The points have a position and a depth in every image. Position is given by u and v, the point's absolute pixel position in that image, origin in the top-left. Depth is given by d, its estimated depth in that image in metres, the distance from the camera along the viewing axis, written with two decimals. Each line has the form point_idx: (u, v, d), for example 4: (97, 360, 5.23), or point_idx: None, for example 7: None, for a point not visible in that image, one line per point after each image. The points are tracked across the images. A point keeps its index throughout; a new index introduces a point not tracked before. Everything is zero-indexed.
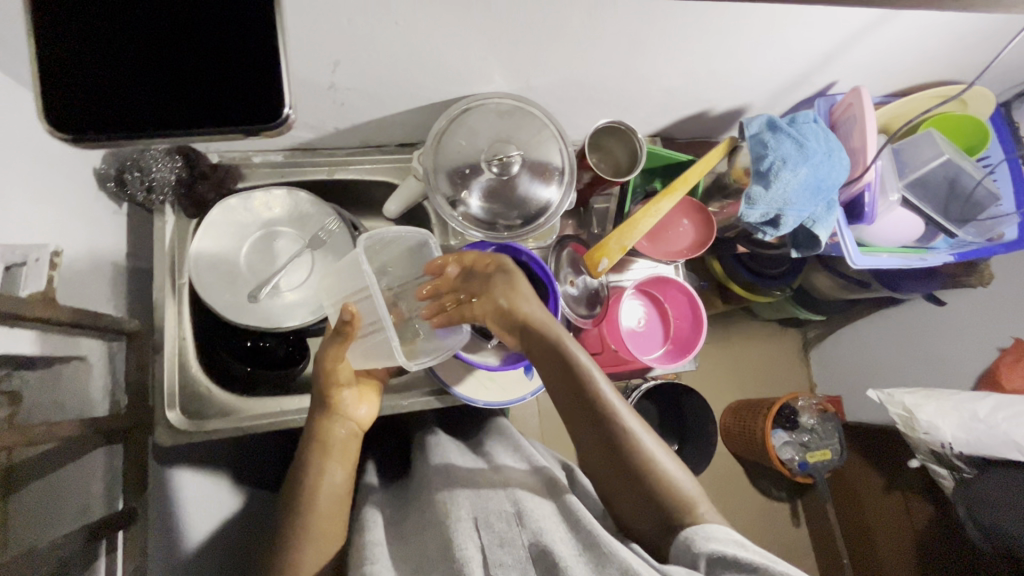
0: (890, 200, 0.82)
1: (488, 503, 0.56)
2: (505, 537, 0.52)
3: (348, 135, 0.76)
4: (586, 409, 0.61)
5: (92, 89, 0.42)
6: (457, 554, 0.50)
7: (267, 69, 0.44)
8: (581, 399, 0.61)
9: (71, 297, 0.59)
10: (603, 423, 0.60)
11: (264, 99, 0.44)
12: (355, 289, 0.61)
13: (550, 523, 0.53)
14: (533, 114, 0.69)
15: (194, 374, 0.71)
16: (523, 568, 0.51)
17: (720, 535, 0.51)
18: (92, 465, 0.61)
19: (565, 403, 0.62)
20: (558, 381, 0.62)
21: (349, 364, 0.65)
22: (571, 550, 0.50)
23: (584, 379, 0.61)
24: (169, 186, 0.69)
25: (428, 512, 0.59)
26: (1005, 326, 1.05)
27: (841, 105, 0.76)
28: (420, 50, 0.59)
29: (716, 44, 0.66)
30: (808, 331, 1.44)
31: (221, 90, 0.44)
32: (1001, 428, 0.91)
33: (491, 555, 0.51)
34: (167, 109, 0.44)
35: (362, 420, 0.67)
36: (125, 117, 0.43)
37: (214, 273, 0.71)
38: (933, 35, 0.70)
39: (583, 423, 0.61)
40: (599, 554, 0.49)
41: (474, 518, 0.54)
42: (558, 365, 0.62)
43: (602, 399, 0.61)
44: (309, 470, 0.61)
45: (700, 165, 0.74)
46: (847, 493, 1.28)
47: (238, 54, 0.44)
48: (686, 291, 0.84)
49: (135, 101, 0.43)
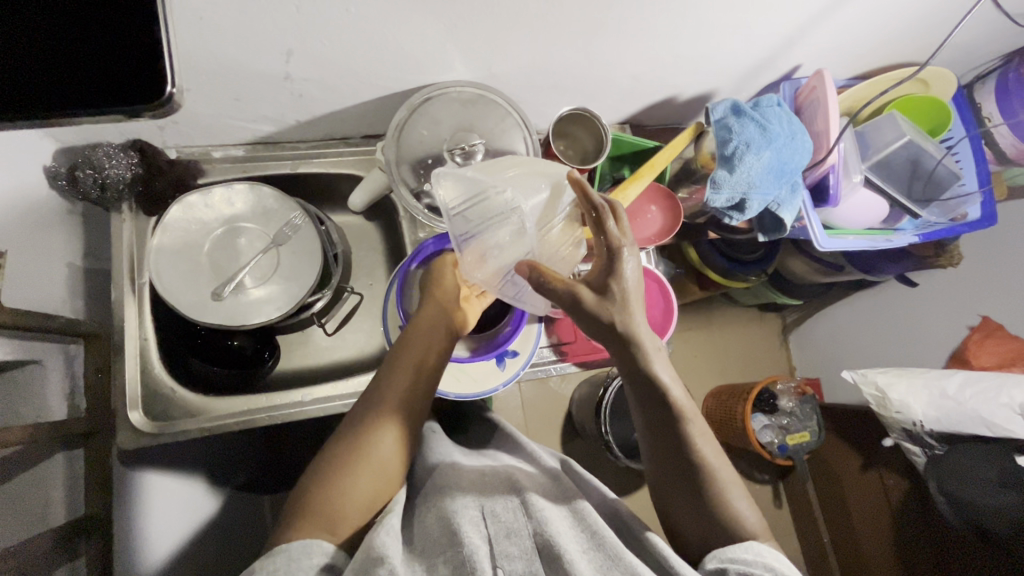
0: (853, 181, 0.81)
1: (494, 495, 0.58)
2: (511, 527, 0.53)
3: (311, 128, 0.74)
4: (664, 426, 0.58)
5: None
6: (463, 540, 0.50)
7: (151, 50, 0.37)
8: (664, 416, 0.57)
9: (18, 298, 0.58)
10: (682, 446, 0.58)
11: (143, 74, 0.38)
12: (478, 228, 0.62)
13: (558, 520, 0.54)
14: (495, 103, 0.70)
15: (157, 375, 0.69)
16: (528, 558, 0.51)
17: (748, 557, 0.53)
18: (51, 472, 0.59)
19: (643, 416, 0.59)
20: (642, 400, 0.58)
21: (450, 274, 0.69)
22: (577, 544, 0.52)
23: (671, 402, 0.56)
24: (124, 184, 0.67)
25: (424, 507, 0.60)
26: (975, 305, 1.07)
27: (805, 88, 0.76)
28: (376, 38, 0.58)
29: (677, 27, 0.65)
30: (787, 316, 1.45)
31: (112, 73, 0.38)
32: (969, 405, 0.94)
33: (498, 546, 0.52)
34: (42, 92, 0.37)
35: (456, 325, 0.66)
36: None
37: (176, 271, 0.69)
38: (891, 15, 0.71)
39: (656, 433, 0.59)
40: (606, 556, 0.51)
41: (481, 507, 0.56)
42: (644, 384, 0.57)
43: (683, 414, 0.57)
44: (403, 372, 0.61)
45: (666, 151, 0.74)
46: (826, 474, 1.30)
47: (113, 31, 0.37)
48: (659, 279, 0.85)
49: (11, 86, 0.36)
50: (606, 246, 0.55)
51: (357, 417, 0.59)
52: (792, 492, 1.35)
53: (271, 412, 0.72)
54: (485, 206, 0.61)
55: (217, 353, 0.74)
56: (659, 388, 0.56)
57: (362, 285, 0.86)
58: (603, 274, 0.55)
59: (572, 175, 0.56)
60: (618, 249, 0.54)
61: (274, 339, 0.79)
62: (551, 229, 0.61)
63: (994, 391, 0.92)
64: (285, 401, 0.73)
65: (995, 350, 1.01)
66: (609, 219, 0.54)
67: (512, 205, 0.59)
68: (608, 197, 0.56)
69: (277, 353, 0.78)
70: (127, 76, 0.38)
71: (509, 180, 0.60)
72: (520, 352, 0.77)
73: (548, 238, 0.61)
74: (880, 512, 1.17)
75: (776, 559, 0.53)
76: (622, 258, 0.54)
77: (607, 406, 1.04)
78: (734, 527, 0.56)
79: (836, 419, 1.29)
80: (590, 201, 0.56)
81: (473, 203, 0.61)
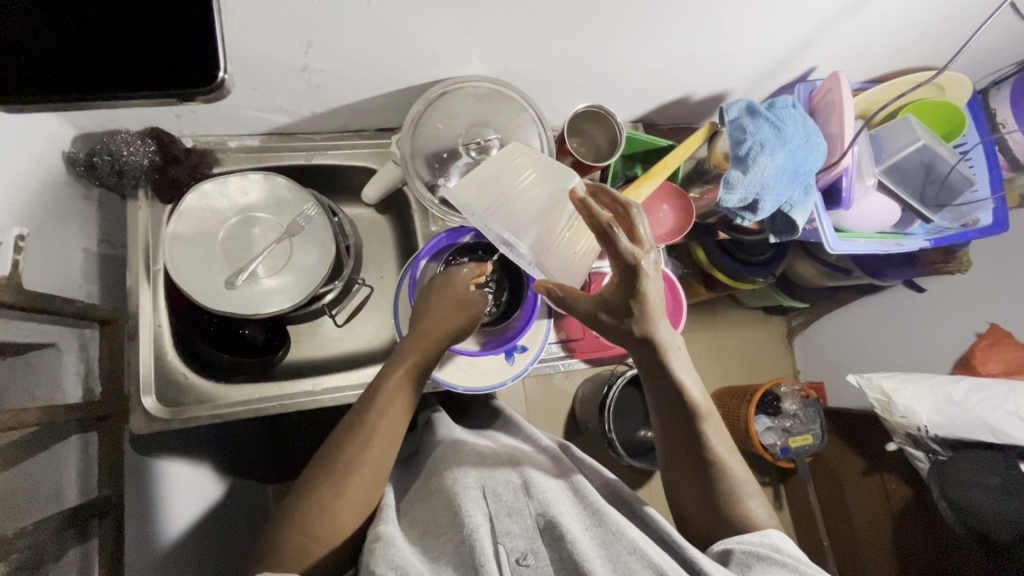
0: (866, 183, 0.82)
1: (495, 475, 0.60)
2: (513, 507, 0.56)
3: (326, 120, 0.75)
4: (679, 422, 0.60)
5: (77, 67, 0.41)
6: (466, 519, 0.52)
7: (201, 37, 0.42)
8: (677, 410, 0.59)
9: (36, 281, 0.59)
10: (697, 442, 0.59)
11: (197, 61, 0.42)
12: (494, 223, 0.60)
13: (557, 497, 0.57)
14: (511, 98, 0.71)
15: (171, 362, 0.71)
16: (529, 535, 0.53)
17: (754, 538, 0.54)
18: (67, 454, 0.60)
19: (662, 413, 0.61)
20: (661, 396, 0.60)
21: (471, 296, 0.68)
22: (578, 523, 0.54)
23: (687, 399, 0.59)
24: (141, 171, 0.68)
25: (432, 485, 0.61)
26: (982, 312, 1.07)
27: (820, 91, 0.76)
28: (394, 31, 0.58)
29: (694, 27, 0.65)
30: (792, 319, 1.46)
31: (171, 56, 0.42)
32: (975, 411, 0.94)
33: (499, 524, 0.54)
34: (108, 73, 0.42)
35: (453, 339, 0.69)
36: (56, 78, 0.41)
37: (190, 258, 0.69)
38: (912, 18, 0.71)
39: (671, 426, 0.60)
40: (607, 531, 0.53)
41: (482, 488, 0.58)
42: (662, 380, 0.59)
43: (699, 411, 0.59)
44: (393, 383, 0.61)
45: (680, 151, 0.74)
46: (827, 477, 1.30)
47: (178, 26, 0.42)
48: (669, 278, 0.86)
49: (98, 72, 0.41)
50: (618, 259, 0.54)
51: (352, 420, 0.59)
52: (793, 495, 1.35)
53: (282, 400, 0.73)
54: (500, 203, 0.61)
55: (226, 341, 0.74)
56: (672, 381, 0.59)
57: (373, 277, 0.87)
58: (625, 291, 0.56)
59: (572, 195, 0.54)
60: (637, 266, 0.54)
61: (286, 329, 0.79)
62: (555, 242, 0.63)
63: (1001, 398, 0.92)
64: (295, 390, 0.74)
65: (1004, 357, 1.01)
66: (620, 238, 0.53)
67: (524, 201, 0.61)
68: (624, 205, 0.55)
69: (286, 344, 0.78)
70: (183, 64, 0.42)
71: (527, 182, 0.63)
72: (529, 347, 0.78)
73: (557, 251, 0.64)
74: (880, 516, 1.17)
75: (784, 542, 0.54)
76: (643, 275, 0.54)
77: (610, 404, 1.01)
78: (740, 522, 0.56)
79: (839, 422, 1.29)
80: (596, 219, 0.53)
81: (489, 200, 0.61)
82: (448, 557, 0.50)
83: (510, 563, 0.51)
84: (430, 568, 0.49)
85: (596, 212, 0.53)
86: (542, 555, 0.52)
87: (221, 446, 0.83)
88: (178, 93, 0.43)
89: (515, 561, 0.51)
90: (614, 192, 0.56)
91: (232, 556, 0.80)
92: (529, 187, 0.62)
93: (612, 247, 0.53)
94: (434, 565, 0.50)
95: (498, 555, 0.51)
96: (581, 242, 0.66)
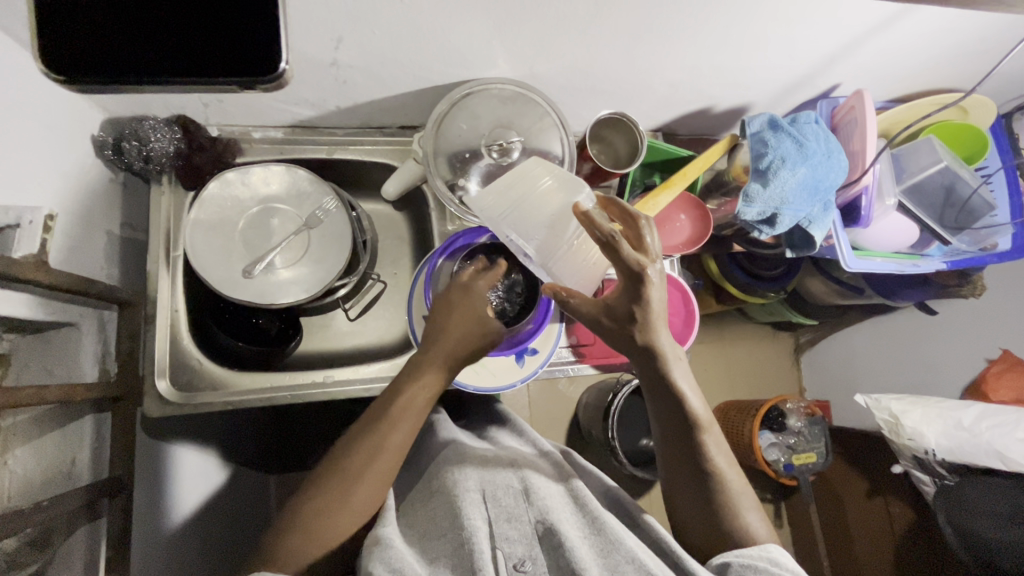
0: (886, 204, 0.82)
1: (495, 476, 0.60)
2: (512, 512, 0.56)
3: (350, 115, 0.75)
4: (682, 434, 0.59)
5: (134, 54, 0.45)
6: (464, 523, 0.53)
7: (262, 35, 0.46)
8: (677, 420, 0.59)
9: (65, 261, 0.60)
10: (698, 451, 0.59)
11: (259, 56, 0.47)
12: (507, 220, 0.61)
13: (557, 502, 0.57)
14: (535, 102, 0.71)
15: (185, 347, 0.71)
16: (528, 542, 0.54)
17: (753, 552, 0.54)
18: (81, 434, 0.60)
19: (666, 423, 0.60)
20: (663, 407, 0.60)
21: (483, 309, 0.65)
22: (578, 531, 0.54)
23: (690, 411, 0.59)
24: (167, 158, 0.68)
25: (431, 488, 0.61)
26: (994, 337, 1.06)
27: (843, 107, 0.76)
28: (423, 29, 0.58)
29: (721, 39, 0.66)
30: (801, 336, 1.45)
31: (225, 48, 0.46)
32: (984, 437, 0.93)
33: (498, 529, 0.54)
34: (165, 62, 0.46)
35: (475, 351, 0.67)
36: (114, 64, 0.45)
37: (209, 246, 0.70)
38: (940, 39, 0.70)
39: (672, 437, 0.60)
40: (607, 540, 0.53)
41: (482, 491, 0.58)
42: (665, 391, 0.59)
43: (697, 420, 0.59)
44: (404, 399, 0.60)
45: (701, 161, 0.74)
46: (830, 496, 1.29)
47: (238, 23, 0.46)
48: (682, 287, 0.86)
49: (155, 59, 0.46)
50: (623, 268, 0.54)
51: (360, 429, 0.59)
52: (794, 513, 1.34)
53: (291, 391, 0.73)
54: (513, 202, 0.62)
55: (240, 328, 0.75)
56: (674, 391, 0.59)
57: (387, 273, 0.88)
58: (630, 298, 0.56)
59: (577, 209, 0.55)
60: (642, 272, 0.54)
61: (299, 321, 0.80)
62: (563, 247, 0.63)
63: (1011, 426, 0.91)
64: (306, 381, 0.74)
65: (1014, 384, 1.00)
66: (623, 246, 0.54)
67: (541, 201, 0.63)
68: (631, 215, 0.56)
69: (302, 334, 0.79)
70: (238, 55, 0.47)
71: (550, 182, 0.64)
72: (539, 351, 0.79)
73: (566, 256, 0.63)
74: (882, 539, 1.15)
75: (782, 557, 0.54)
76: (647, 283, 0.54)
77: (615, 411, 1.01)
78: (740, 535, 0.56)
79: (844, 441, 1.28)
80: (601, 230, 0.54)
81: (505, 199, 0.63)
82: (447, 560, 0.51)
83: (507, 568, 0.52)
84: (428, 569, 0.50)
85: (598, 224, 0.54)
86: (540, 562, 0.53)
87: (227, 434, 0.84)
88: (239, 81, 0.47)
89: (512, 567, 0.52)
90: (623, 204, 0.57)
91: (231, 544, 0.80)
92: (547, 190, 0.63)
93: (615, 254, 0.54)
94: (432, 566, 0.51)
95: (496, 561, 0.52)
96: (593, 253, 0.64)
